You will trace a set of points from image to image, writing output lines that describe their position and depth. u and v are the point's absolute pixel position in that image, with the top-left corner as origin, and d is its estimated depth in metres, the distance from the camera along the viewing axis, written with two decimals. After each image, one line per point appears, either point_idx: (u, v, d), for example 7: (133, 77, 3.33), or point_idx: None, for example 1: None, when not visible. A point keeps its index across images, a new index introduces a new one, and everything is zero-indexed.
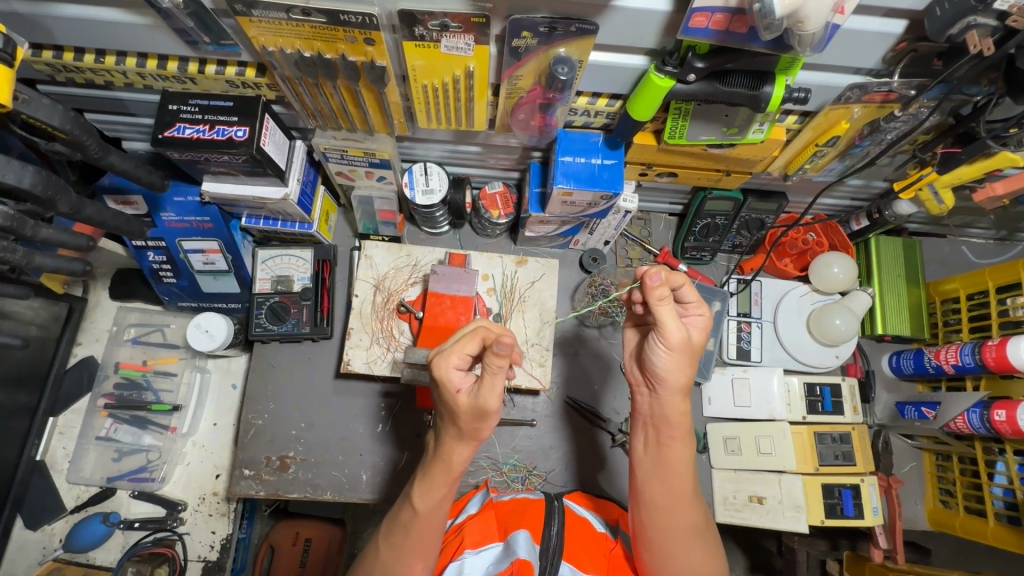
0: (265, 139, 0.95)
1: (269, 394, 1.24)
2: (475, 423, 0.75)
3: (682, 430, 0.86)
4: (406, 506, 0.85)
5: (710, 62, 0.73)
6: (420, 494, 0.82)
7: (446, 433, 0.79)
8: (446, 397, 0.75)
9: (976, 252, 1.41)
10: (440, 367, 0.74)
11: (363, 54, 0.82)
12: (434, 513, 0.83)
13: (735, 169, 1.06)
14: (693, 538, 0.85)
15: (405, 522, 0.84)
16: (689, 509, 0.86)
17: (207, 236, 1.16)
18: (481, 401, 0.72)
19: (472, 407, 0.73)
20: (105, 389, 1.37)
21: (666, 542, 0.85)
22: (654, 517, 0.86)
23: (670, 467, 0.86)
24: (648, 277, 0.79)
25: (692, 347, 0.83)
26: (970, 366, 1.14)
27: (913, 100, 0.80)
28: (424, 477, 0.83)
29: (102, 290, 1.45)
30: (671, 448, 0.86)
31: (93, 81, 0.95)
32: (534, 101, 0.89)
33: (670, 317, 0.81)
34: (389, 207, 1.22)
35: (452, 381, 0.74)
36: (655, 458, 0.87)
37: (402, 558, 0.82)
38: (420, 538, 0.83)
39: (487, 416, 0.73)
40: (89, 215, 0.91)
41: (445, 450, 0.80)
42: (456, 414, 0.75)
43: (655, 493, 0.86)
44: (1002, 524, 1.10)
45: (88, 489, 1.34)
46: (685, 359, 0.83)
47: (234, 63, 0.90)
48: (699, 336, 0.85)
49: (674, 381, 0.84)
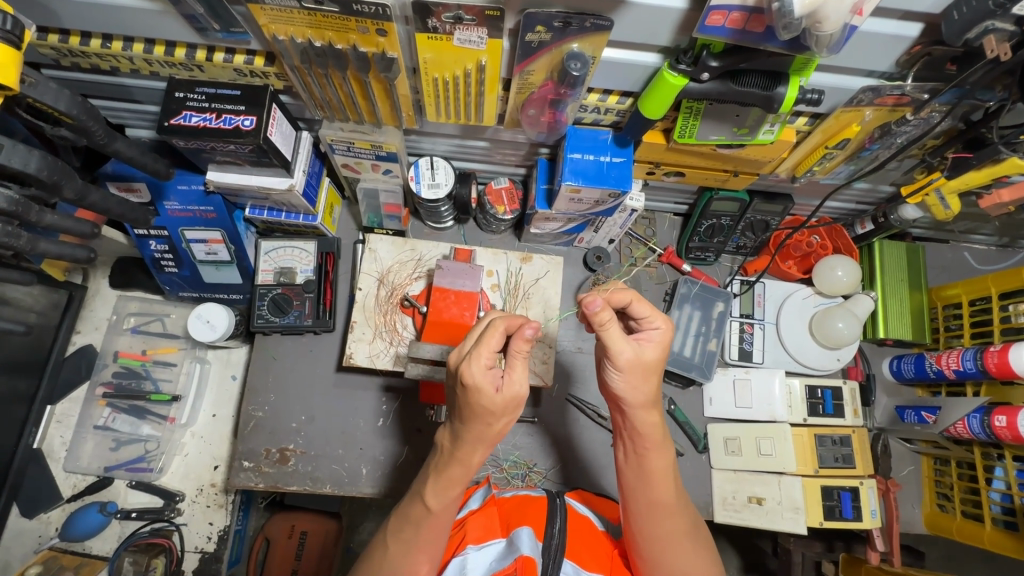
0: (272, 129, 0.94)
1: (270, 386, 1.24)
2: (508, 417, 0.77)
3: (655, 441, 0.85)
4: (417, 501, 0.85)
5: (723, 61, 0.73)
6: (434, 490, 0.82)
7: (470, 435, 0.77)
8: (479, 399, 0.74)
9: (979, 258, 1.42)
10: (477, 371, 0.73)
11: (374, 44, 0.81)
12: (446, 511, 0.83)
13: (743, 170, 1.06)
14: (689, 547, 0.86)
15: (416, 519, 0.84)
16: (678, 520, 0.85)
17: (210, 226, 1.15)
18: (516, 389, 0.75)
19: (508, 402, 0.75)
20: (103, 378, 1.37)
21: (661, 556, 0.84)
22: (647, 534, 0.85)
23: (650, 478, 0.85)
24: (586, 306, 0.76)
25: (648, 363, 0.80)
26: (971, 372, 1.14)
27: (926, 104, 0.80)
28: (438, 474, 0.82)
29: (102, 278, 1.44)
30: (649, 461, 0.85)
31: (99, 66, 0.94)
32: (546, 96, 0.88)
33: (616, 337, 0.78)
34: (394, 200, 1.22)
35: (486, 382, 0.73)
36: (636, 476, 0.86)
37: (412, 553, 0.83)
38: (431, 536, 0.83)
39: (519, 405, 0.76)
40: (93, 202, 0.90)
41: (463, 453, 0.80)
42: (490, 415, 0.75)
43: (639, 507, 0.86)
44: (998, 529, 1.11)
45: (86, 478, 1.33)
46: (641, 376, 0.81)
47: (243, 51, 0.89)
48: (653, 353, 0.81)
49: (636, 398, 0.82)
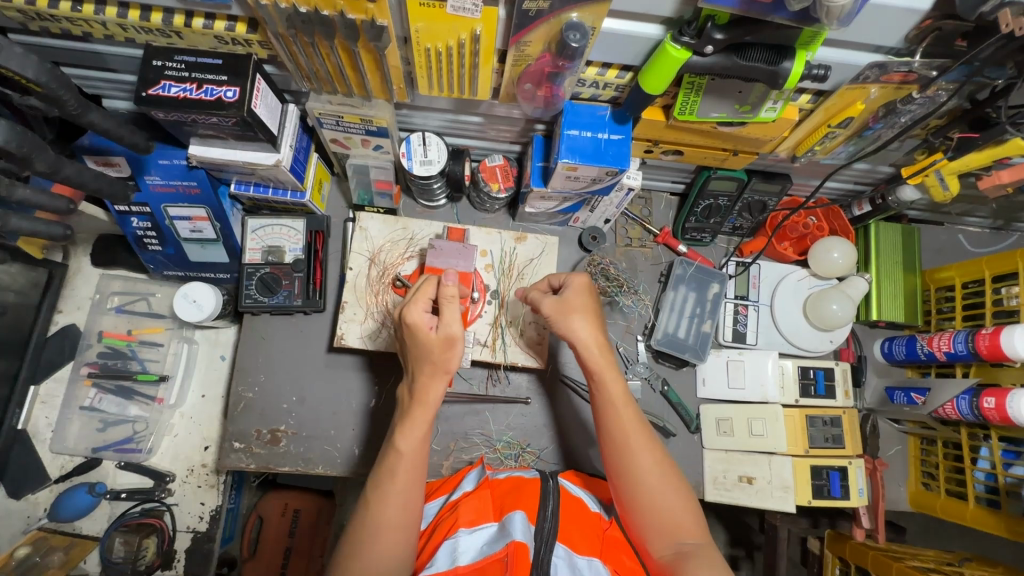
0: (257, 101, 0.90)
1: (259, 366, 1.22)
2: (451, 355, 0.88)
3: (608, 382, 0.93)
4: (390, 450, 0.89)
5: (728, 34, 0.70)
6: (404, 433, 0.88)
7: (422, 374, 0.89)
8: (417, 336, 0.88)
9: (973, 241, 1.42)
10: (414, 314, 0.88)
11: (363, 11, 0.77)
12: (417, 455, 0.88)
13: (743, 149, 1.04)
14: (662, 484, 0.87)
15: (391, 467, 0.87)
16: (644, 455, 0.89)
17: (194, 202, 1.11)
18: (447, 330, 0.87)
19: (442, 341, 0.87)
20: (88, 358, 1.33)
21: (637, 492, 0.87)
22: (619, 472, 0.89)
23: (611, 424, 0.92)
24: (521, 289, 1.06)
25: (575, 306, 0.97)
26: (962, 354, 1.15)
27: (932, 82, 0.78)
28: (404, 419, 0.90)
29: (84, 256, 1.39)
30: (606, 406, 0.93)
31: (70, 31, 0.88)
32: (543, 69, 0.85)
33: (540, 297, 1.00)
34: (385, 177, 1.18)
35: (426, 323, 0.88)
36: (600, 414, 0.93)
37: (389, 497, 0.85)
38: (407, 476, 0.86)
39: (457, 343, 0.88)
40: (68, 176, 0.86)
41: (421, 390, 0.89)
42: (428, 351, 0.88)
43: (608, 446, 0.92)
44: (981, 506, 1.13)
45: (73, 459, 1.31)
46: (569, 317, 0.96)
47: (224, 17, 0.84)
48: (576, 297, 0.98)
49: (583, 339, 0.95)
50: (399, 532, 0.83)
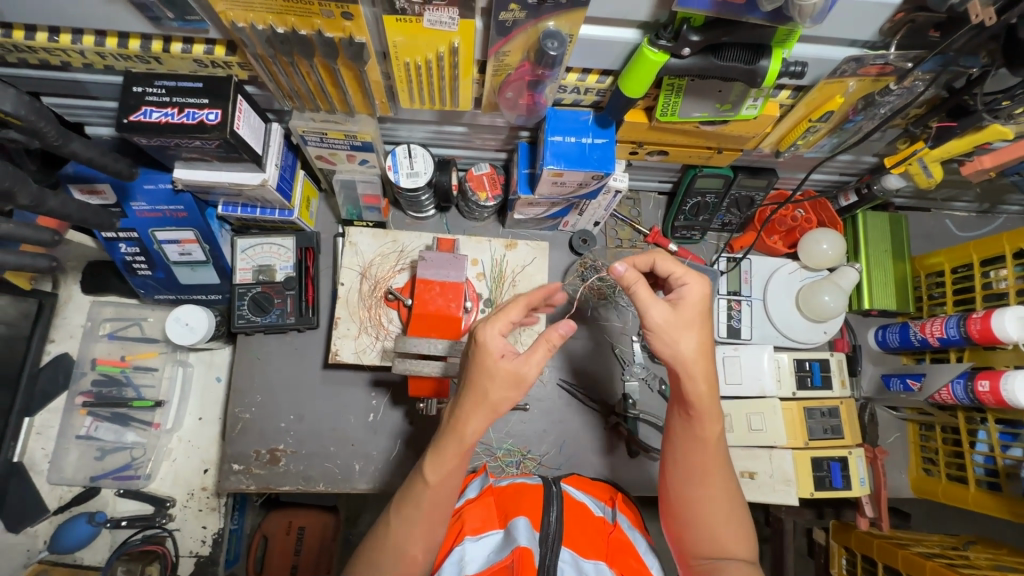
0: (239, 122, 0.90)
1: (255, 387, 1.21)
2: (506, 395, 0.78)
3: (705, 407, 0.81)
4: (416, 481, 0.82)
5: (705, 35, 0.70)
6: (433, 465, 0.80)
7: (468, 400, 0.78)
8: (484, 364, 0.77)
9: (960, 225, 1.43)
10: (488, 332, 0.78)
11: (340, 29, 0.77)
12: (445, 487, 0.81)
13: (727, 147, 1.04)
14: (728, 523, 0.81)
15: (416, 497, 0.81)
16: (719, 491, 0.82)
17: (182, 225, 1.10)
18: (522, 368, 0.77)
19: (511, 373, 0.77)
20: (82, 387, 1.32)
21: (695, 523, 0.82)
22: (685, 500, 0.83)
23: (699, 440, 0.83)
24: (613, 269, 0.82)
25: (690, 319, 0.81)
26: (955, 339, 1.16)
27: (909, 74, 0.79)
28: (435, 448, 0.81)
29: (74, 284, 1.39)
30: (694, 426, 0.83)
31: (48, 61, 0.88)
32: (523, 78, 0.85)
33: (649, 297, 0.81)
34: (372, 191, 1.18)
35: (498, 347, 0.78)
36: (683, 443, 0.84)
37: (411, 530, 0.80)
38: (432, 511, 0.81)
39: (522, 386, 0.78)
40: (52, 208, 0.86)
41: (459, 422, 0.79)
42: (490, 381, 0.77)
43: (678, 471, 0.84)
44: (982, 489, 1.13)
45: (72, 489, 1.30)
46: (676, 332, 0.80)
47: (202, 40, 0.84)
48: (693, 312, 0.81)
49: (686, 357, 0.80)
50: (412, 564, 0.80)
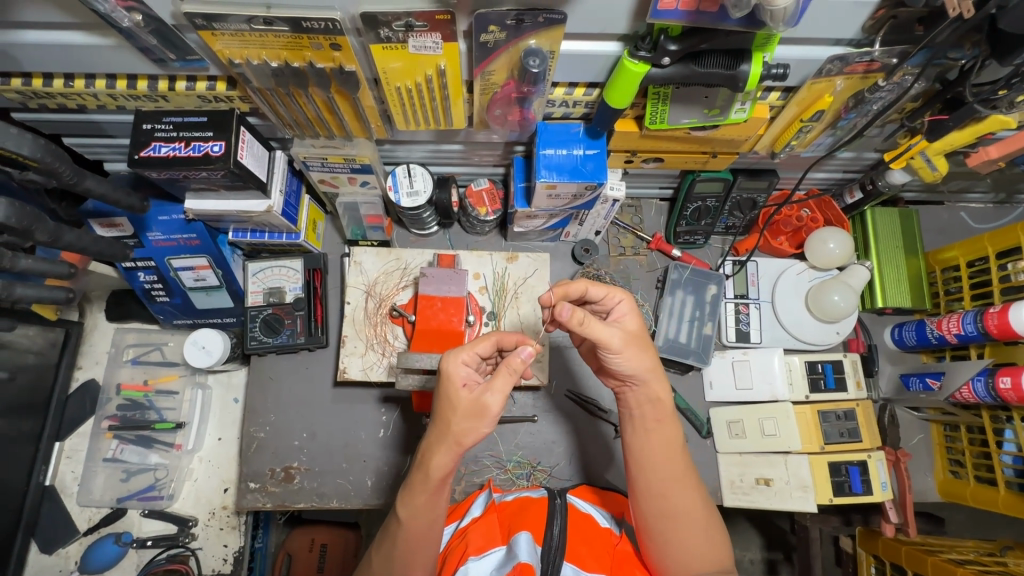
0: (243, 152, 0.94)
1: (269, 407, 1.24)
2: (469, 426, 0.77)
3: (664, 411, 0.86)
4: (393, 515, 0.84)
5: (682, 44, 0.71)
6: (403, 501, 0.82)
7: (433, 432, 0.79)
8: (446, 393, 0.78)
9: (976, 217, 1.39)
10: (452, 362, 0.79)
11: (331, 60, 0.80)
12: (418, 522, 0.81)
13: (722, 151, 1.04)
14: (700, 523, 0.84)
15: (393, 534, 0.83)
16: (693, 495, 0.84)
17: (196, 253, 1.14)
18: (483, 396, 0.77)
19: (472, 403, 0.77)
20: (108, 412, 1.38)
21: (671, 533, 0.83)
22: (658, 514, 0.83)
23: (659, 453, 0.85)
24: (558, 314, 0.80)
25: (636, 344, 0.83)
26: (973, 335, 1.12)
27: (897, 69, 0.78)
28: (407, 486, 0.82)
29: (99, 312, 1.45)
30: (658, 435, 0.85)
31: (66, 105, 0.94)
32: (510, 95, 0.87)
33: (599, 327, 0.81)
34: (375, 211, 1.21)
35: (460, 376, 0.79)
36: (639, 462, 0.86)
37: (393, 566, 0.82)
38: (409, 548, 0.81)
39: (487, 418, 0.77)
40: (71, 243, 0.91)
41: (426, 454, 0.80)
42: (452, 411, 0.78)
43: (651, 487, 0.84)
44: (1012, 491, 1.08)
45: (100, 510, 1.35)
46: (637, 351, 0.83)
47: (204, 77, 0.89)
48: (633, 322, 0.86)
49: (638, 376, 0.84)
50: None
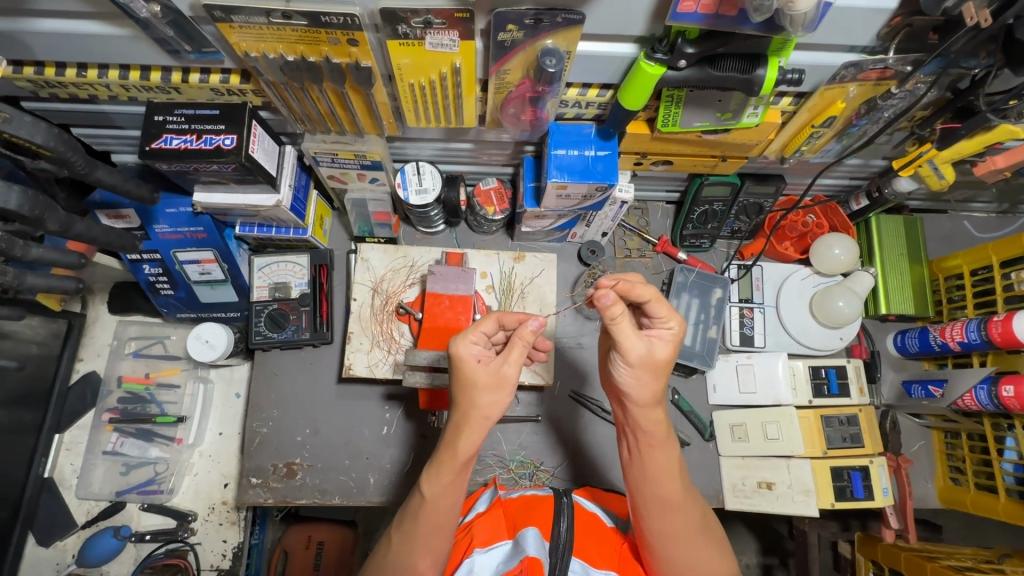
0: (254, 146, 0.94)
1: (272, 402, 1.24)
2: (492, 396, 0.77)
3: (661, 438, 0.83)
4: (416, 493, 0.83)
5: (699, 47, 0.71)
6: (430, 479, 0.81)
7: (456, 414, 0.79)
8: (462, 373, 0.78)
9: (978, 226, 1.40)
10: (461, 343, 0.79)
11: (347, 55, 0.80)
12: (442, 502, 0.81)
13: (731, 154, 1.05)
14: (696, 541, 0.84)
15: (415, 511, 0.82)
16: (687, 517, 0.84)
17: (202, 246, 1.14)
18: (502, 368, 0.78)
19: (492, 376, 0.77)
20: (109, 404, 1.37)
21: (667, 554, 0.83)
22: (653, 534, 0.83)
23: (656, 476, 0.83)
24: (597, 299, 0.75)
25: (654, 363, 0.79)
26: (976, 343, 1.13)
27: (910, 77, 0.79)
28: (432, 463, 0.81)
29: (101, 304, 1.44)
30: (654, 459, 0.83)
31: (77, 95, 0.94)
32: (524, 94, 0.87)
33: (627, 332, 0.77)
34: (382, 208, 1.21)
35: (472, 355, 0.78)
36: (638, 480, 0.84)
37: (412, 548, 0.81)
38: (430, 528, 0.81)
39: (508, 387, 0.78)
40: (80, 232, 0.91)
41: (452, 436, 0.79)
42: (473, 388, 0.77)
43: (648, 507, 0.83)
44: (1012, 499, 1.09)
45: (98, 503, 1.34)
46: (650, 374, 0.79)
47: (218, 70, 0.89)
48: (661, 350, 0.79)
49: (643, 401, 0.81)
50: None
